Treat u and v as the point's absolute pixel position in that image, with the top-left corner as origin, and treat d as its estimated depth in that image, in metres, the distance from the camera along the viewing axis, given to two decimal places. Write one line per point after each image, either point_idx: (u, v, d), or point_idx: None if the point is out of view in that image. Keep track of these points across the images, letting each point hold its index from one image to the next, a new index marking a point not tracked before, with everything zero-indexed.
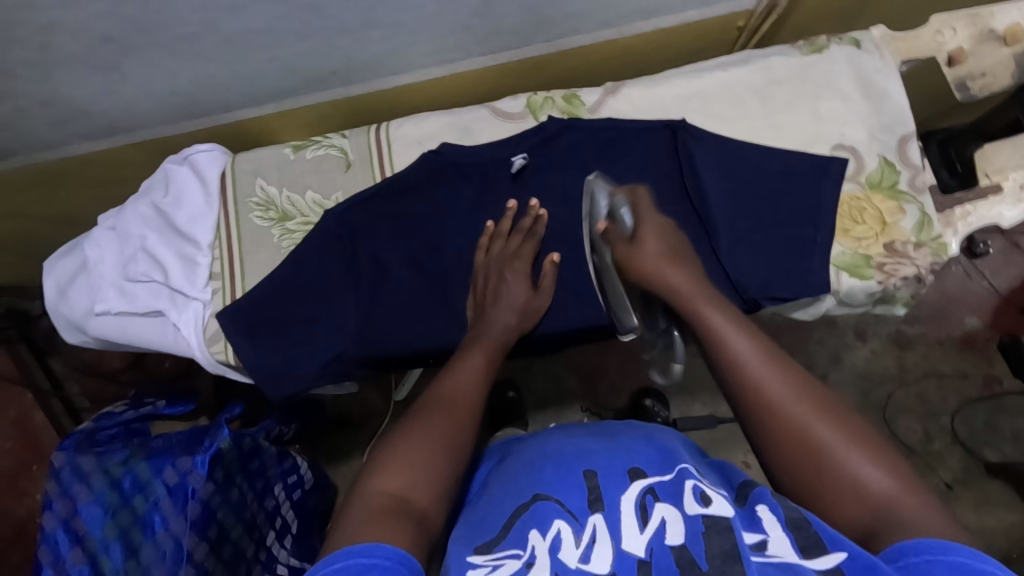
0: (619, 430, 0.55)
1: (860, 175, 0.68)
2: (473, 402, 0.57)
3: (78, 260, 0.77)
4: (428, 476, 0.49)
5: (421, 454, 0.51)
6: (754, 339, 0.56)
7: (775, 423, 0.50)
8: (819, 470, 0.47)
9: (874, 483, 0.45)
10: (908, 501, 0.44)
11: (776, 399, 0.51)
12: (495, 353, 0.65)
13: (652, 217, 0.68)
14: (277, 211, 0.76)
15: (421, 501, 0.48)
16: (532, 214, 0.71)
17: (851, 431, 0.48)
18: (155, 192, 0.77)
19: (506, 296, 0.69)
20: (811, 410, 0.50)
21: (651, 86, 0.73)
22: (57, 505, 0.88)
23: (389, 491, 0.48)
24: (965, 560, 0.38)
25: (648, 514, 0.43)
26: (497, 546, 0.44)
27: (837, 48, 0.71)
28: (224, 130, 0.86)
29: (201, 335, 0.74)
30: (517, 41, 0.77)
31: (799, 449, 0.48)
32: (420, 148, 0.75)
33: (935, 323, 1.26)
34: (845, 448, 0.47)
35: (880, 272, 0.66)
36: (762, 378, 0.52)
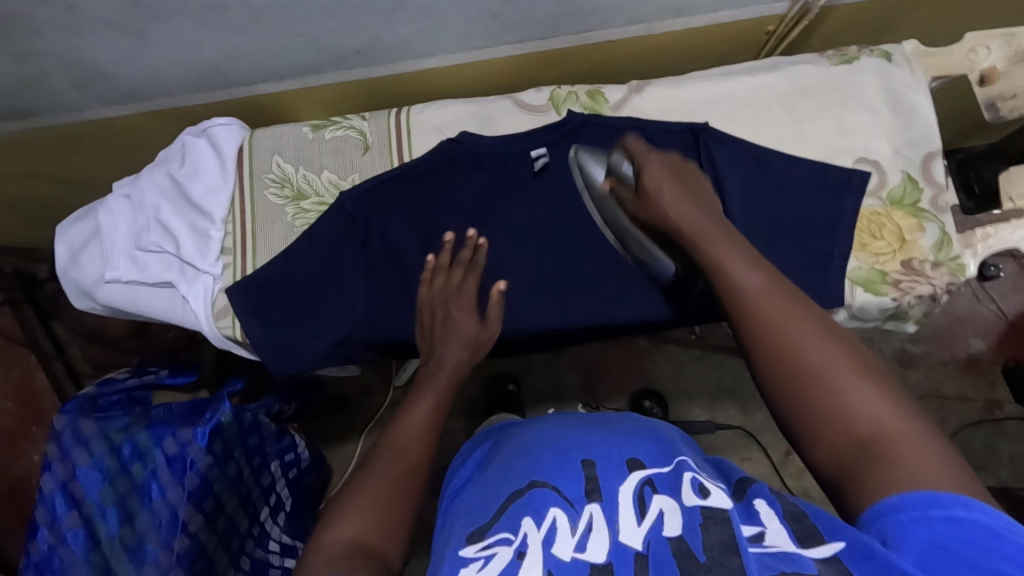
0: (618, 421, 0.56)
1: (882, 191, 0.68)
2: (420, 450, 0.57)
3: (90, 225, 0.77)
4: (379, 528, 0.50)
5: (368, 508, 0.51)
6: (762, 272, 0.52)
7: (775, 348, 0.47)
8: (817, 395, 0.44)
9: (872, 412, 0.42)
10: (910, 437, 0.40)
11: (776, 325, 0.48)
12: (445, 390, 0.63)
13: (652, 159, 0.64)
14: (293, 190, 0.76)
15: (374, 548, 0.49)
16: (471, 244, 0.69)
17: (854, 357, 0.45)
18: (171, 163, 0.77)
19: (455, 334, 0.67)
20: (813, 334, 0.46)
21: (677, 87, 0.72)
22: (56, 467, 0.89)
23: (342, 543, 0.48)
24: (965, 513, 0.36)
25: (645, 505, 0.43)
26: (488, 532, 0.45)
27: (867, 59, 0.71)
28: (244, 104, 0.85)
29: (209, 309, 0.74)
30: (544, 32, 0.76)
31: (798, 376, 0.45)
32: (440, 136, 0.75)
33: (941, 344, 1.25)
34: (843, 372, 0.44)
35: (894, 289, 0.65)
36: (768, 309, 0.49)
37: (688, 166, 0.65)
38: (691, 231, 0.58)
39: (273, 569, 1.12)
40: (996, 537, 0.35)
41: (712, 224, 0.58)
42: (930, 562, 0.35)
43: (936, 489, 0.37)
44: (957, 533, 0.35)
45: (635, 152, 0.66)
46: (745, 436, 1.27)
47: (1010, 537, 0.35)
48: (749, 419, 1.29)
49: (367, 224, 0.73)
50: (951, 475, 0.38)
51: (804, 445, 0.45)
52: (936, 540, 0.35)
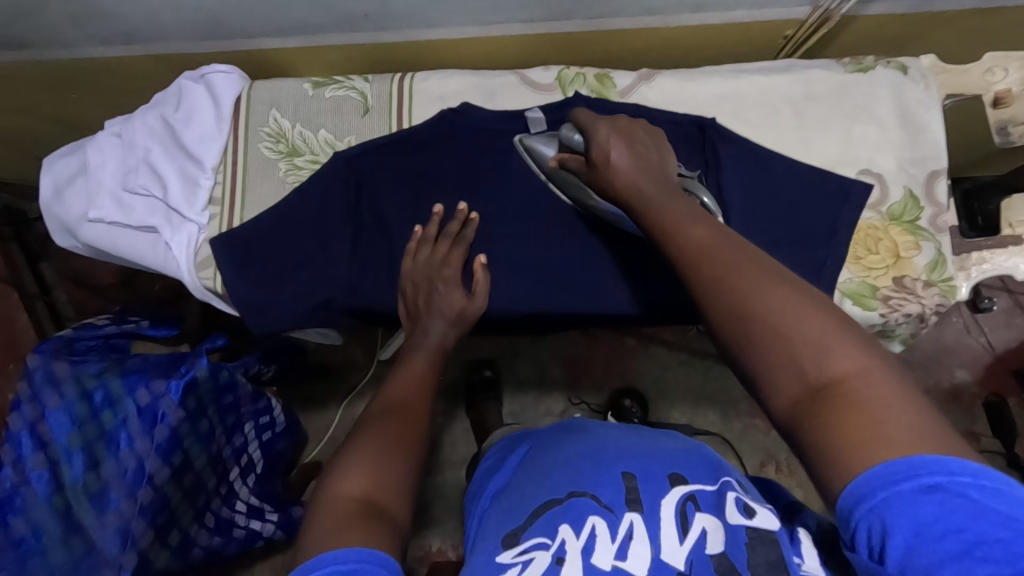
0: (659, 437, 0.55)
1: (882, 206, 0.66)
2: (420, 409, 0.58)
3: (78, 161, 0.75)
4: (391, 484, 0.50)
5: (374, 463, 0.50)
6: (712, 226, 0.51)
7: (730, 304, 0.45)
8: (773, 343, 0.42)
9: (832, 355, 0.41)
10: (873, 377, 0.39)
11: (731, 281, 0.46)
12: (432, 361, 0.65)
13: (599, 127, 0.61)
14: (287, 145, 0.74)
15: (388, 500, 0.48)
16: (459, 219, 0.69)
17: (813, 308, 0.43)
18: (165, 106, 0.75)
19: (442, 303, 0.68)
20: (769, 287, 0.45)
21: (686, 80, 0.71)
22: (26, 407, 0.88)
23: (351, 498, 0.47)
24: (932, 481, 0.34)
25: (688, 522, 0.44)
26: (522, 536, 0.46)
27: (882, 71, 0.69)
28: (246, 57, 0.83)
29: (191, 258, 0.72)
30: (558, 13, 0.75)
31: (750, 325, 0.44)
32: (441, 106, 0.73)
33: (924, 371, 1.25)
34: (802, 324, 0.42)
35: (884, 305, 0.64)
36: (718, 263, 0.47)
37: (639, 125, 0.64)
38: (642, 199, 0.56)
39: (237, 530, 1.12)
40: (968, 506, 0.33)
41: (663, 186, 0.57)
42: (908, 553, 0.33)
43: (897, 457, 0.35)
44: (929, 507, 0.34)
45: (583, 122, 0.65)
46: (722, 444, 1.27)
47: (981, 503, 0.33)
48: (727, 427, 1.29)
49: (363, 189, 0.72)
50: (919, 421, 0.37)
51: (765, 397, 0.43)
52: (910, 524, 0.34)
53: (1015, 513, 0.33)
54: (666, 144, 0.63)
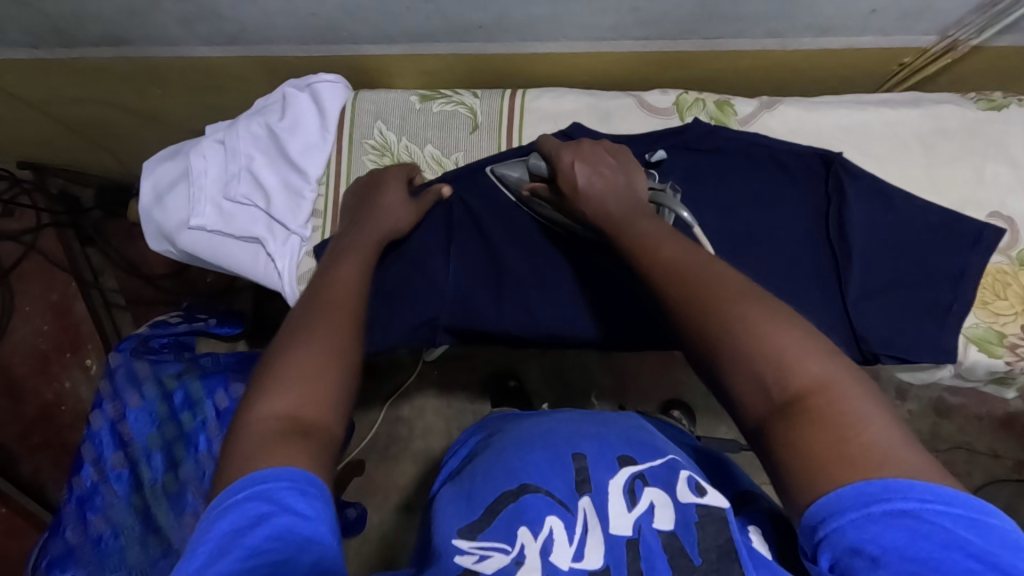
0: (604, 417, 0.55)
1: (1011, 250, 0.65)
2: (348, 308, 0.52)
3: (180, 166, 0.74)
4: (320, 392, 0.44)
5: (306, 370, 0.45)
6: (680, 243, 0.50)
7: (699, 313, 0.44)
8: (739, 358, 0.41)
9: (797, 368, 0.39)
10: (841, 391, 0.38)
11: (701, 290, 0.45)
12: (366, 253, 0.60)
13: (561, 155, 0.61)
14: (392, 159, 0.73)
15: (314, 414, 0.43)
16: (435, 193, 0.68)
17: (781, 322, 0.42)
18: (270, 113, 0.73)
19: (382, 206, 0.65)
20: (737, 299, 0.43)
21: (810, 110, 0.69)
22: (107, 406, 0.88)
23: (275, 415, 0.42)
24: (905, 506, 0.33)
25: (636, 496, 0.45)
26: (480, 534, 0.45)
27: (1016, 108, 0.67)
28: (344, 63, 0.81)
29: (293, 270, 0.71)
30: (676, 32, 0.72)
31: (716, 336, 0.43)
32: (554, 125, 0.71)
33: (978, 398, 1.23)
34: (771, 338, 0.41)
35: (1010, 352, 0.63)
36: (686, 277, 0.46)
37: (602, 146, 0.63)
38: (611, 217, 0.56)
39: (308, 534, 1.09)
40: (939, 534, 0.33)
41: (632, 207, 0.57)
42: None
43: (871, 479, 0.34)
44: (901, 533, 0.33)
45: (548, 149, 0.65)
46: None
47: (953, 532, 0.33)
48: None
49: (405, 183, 0.67)
50: (891, 436, 0.36)
51: (736, 412, 0.42)
52: (874, 546, 0.33)
53: (991, 547, 0.33)
54: (633, 164, 0.62)
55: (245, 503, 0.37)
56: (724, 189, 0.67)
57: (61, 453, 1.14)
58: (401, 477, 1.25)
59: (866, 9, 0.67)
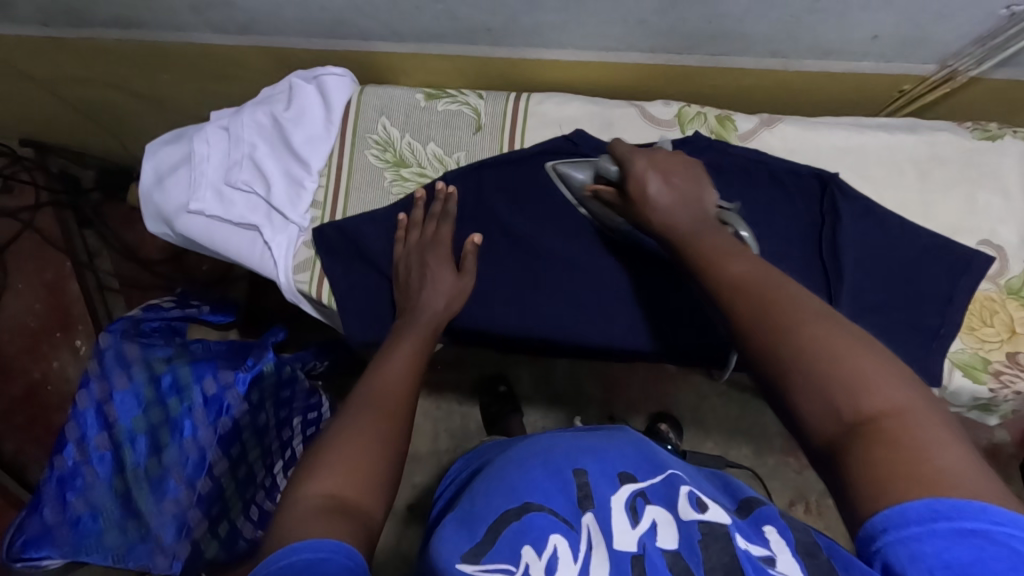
0: (605, 432, 0.54)
1: (1000, 278, 0.66)
2: (401, 400, 0.53)
3: (183, 151, 0.74)
4: (367, 477, 0.44)
5: (357, 454, 0.45)
6: (750, 262, 0.49)
7: (771, 330, 0.43)
8: (810, 378, 0.40)
9: (871, 390, 0.38)
10: (917, 416, 0.37)
11: (771, 306, 0.44)
12: (420, 344, 0.61)
13: (637, 160, 0.60)
14: (394, 155, 0.73)
15: (359, 496, 0.43)
16: (471, 249, 0.68)
17: (857, 340, 0.41)
18: (276, 103, 0.74)
19: (432, 282, 0.66)
20: (811, 317, 0.42)
21: (809, 129, 0.70)
22: (94, 386, 0.87)
23: (322, 493, 0.42)
24: (974, 525, 0.32)
25: (638, 514, 0.45)
26: (485, 557, 0.43)
27: (1010, 140, 0.68)
28: (354, 58, 0.82)
29: (289, 260, 0.72)
30: (681, 46, 0.73)
31: (790, 354, 0.41)
32: (557, 131, 0.72)
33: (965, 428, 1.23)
34: (845, 355, 0.40)
35: (994, 379, 0.64)
36: (756, 294, 0.45)
37: (675, 155, 0.62)
38: (680, 230, 0.56)
39: None
40: (1007, 557, 0.32)
41: (699, 220, 0.57)
42: None
43: (940, 496, 0.33)
44: (967, 551, 0.32)
45: (620, 153, 0.63)
46: (753, 479, 1.22)
47: (1022, 555, 0.32)
48: (760, 462, 1.24)
49: (450, 262, 0.68)
50: (962, 461, 0.35)
51: (800, 434, 0.41)
52: (936, 562, 0.32)
53: None
54: (706, 179, 0.61)
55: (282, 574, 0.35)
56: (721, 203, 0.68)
57: (41, 433, 1.13)
58: None
59: (868, 34, 0.68)
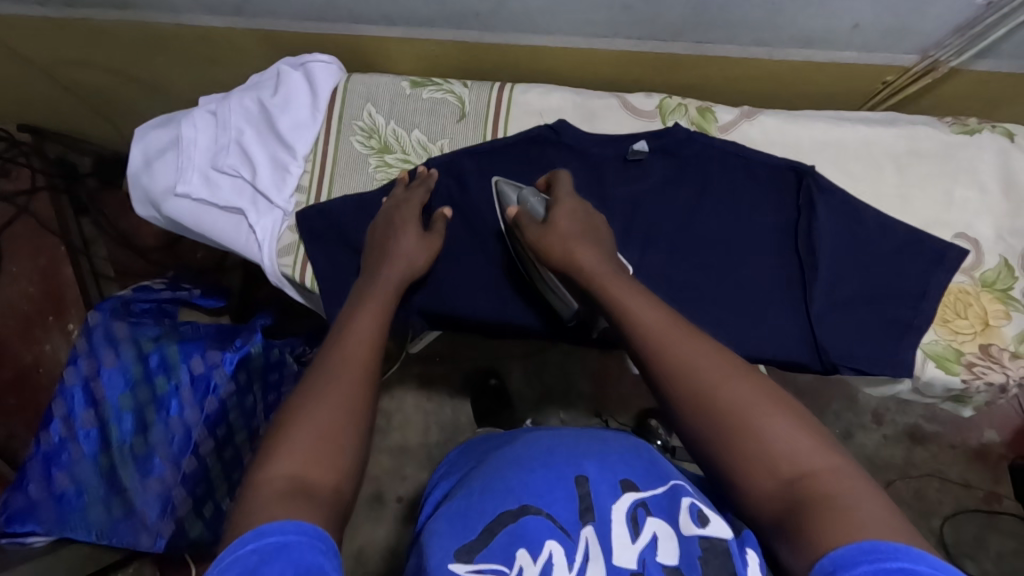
0: (606, 434, 0.52)
1: (975, 271, 0.66)
2: (363, 364, 0.52)
3: (171, 134, 0.75)
4: (333, 451, 0.45)
5: (321, 428, 0.46)
6: (661, 308, 0.52)
7: (693, 389, 0.46)
8: (737, 441, 0.43)
9: (792, 448, 0.42)
10: (833, 468, 0.41)
11: (690, 363, 0.47)
12: (385, 300, 0.60)
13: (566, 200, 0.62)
14: (379, 142, 0.74)
15: (324, 473, 0.44)
16: (442, 219, 0.68)
17: (771, 397, 0.45)
18: (263, 89, 0.75)
19: (404, 233, 0.66)
20: (726, 375, 0.46)
21: (790, 122, 0.71)
22: (82, 363, 0.89)
23: (289, 473, 0.43)
24: (915, 567, 0.34)
25: (640, 526, 0.43)
26: (478, 555, 0.43)
27: (988, 135, 0.69)
28: (345, 42, 0.83)
29: (273, 244, 0.73)
30: (666, 33, 0.74)
31: (716, 417, 0.44)
32: (540, 120, 0.73)
33: (954, 427, 1.21)
34: (763, 415, 0.44)
35: (967, 371, 0.64)
36: (670, 351, 0.48)
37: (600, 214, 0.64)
38: (587, 272, 0.57)
39: None
40: None
41: (610, 262, 0.59)
42: None
43: (884, 540, 0.35)
44: None
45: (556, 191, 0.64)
46: None
47: None
48: None
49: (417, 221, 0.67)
50: (878, 504, 0.39)
51: (735, 492, 0.44)
52: None
53: None
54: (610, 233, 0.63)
55: (247, 559, 0.37)
56: (701, 192, 0.69)
57: (32, 416, 1.14)
58: (373, 467, 1.26)
59: (849, 22, 0.68)
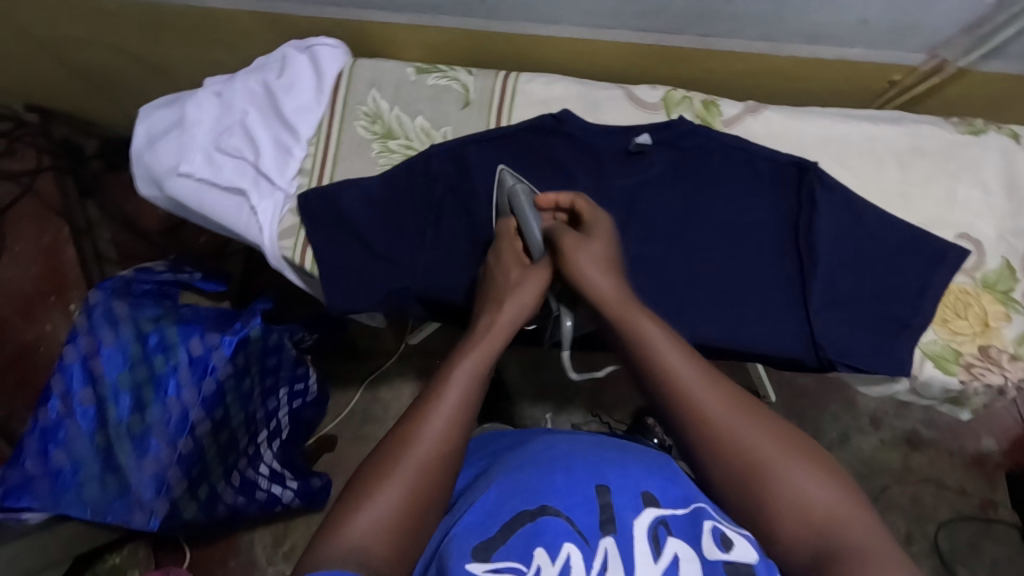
0: (621, 445, 0.54)
1: (976, 271, 0.66)
2: (450, 432, 0.49)
3: (176, 114, 0.76)
4: (405, 517, 0.44)
5: (399, 492, 0.45)
6: (693, 360, 0.54)
7: (722, 444, 0.49)
8: (762, 496, 0.47)
9: (814, 503, 0.46)
10: (850, 523, 0.45)
11: (718, 418, 0.50)
12: (490, 352, 0.56)
13: (596, 222, 0.63)
14: (382, 127, 0.74)
15: (390, 538, 0.43)
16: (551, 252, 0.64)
17: (796, 456, 0.48)
18: (268, 72, 0.75)
19: (514, 289, 0.62)
20: (752, 430, 0.50)
21: (793, 117, 0.71)
22: (82, 341, 0.90)
23: (364, 528, 0.43)
24: None
25: (660, 544, 0.43)
26: (495, 553, 0.42)
27: (993, 136, 0.69)
28: (350, 27, 0.83)
29: (274, 225, 0.73)
30: (673, 26, 0.73)
31: (744, 471, 0.48)
32: (544, 109, 0.73)
33: (952, 433, 1.20)
34: (786, 472, 0.47)
35: (965, 371, 0.64)
36: (701, 406, 0.51)
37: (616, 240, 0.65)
38: (612, 309, 0.59)
39: (259, 493, 1.06)
40: None
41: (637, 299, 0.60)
42: None
43: None
44: None
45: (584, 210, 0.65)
46: None
47: None
48: None
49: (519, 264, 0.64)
50: (889, 558, 0.42)
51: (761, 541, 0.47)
52: None
53: None
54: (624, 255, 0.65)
55: None
56: (702, 186, 0.69)
57: (32, 394, 1.12)
58: None
59: (857, 19, 0.68)
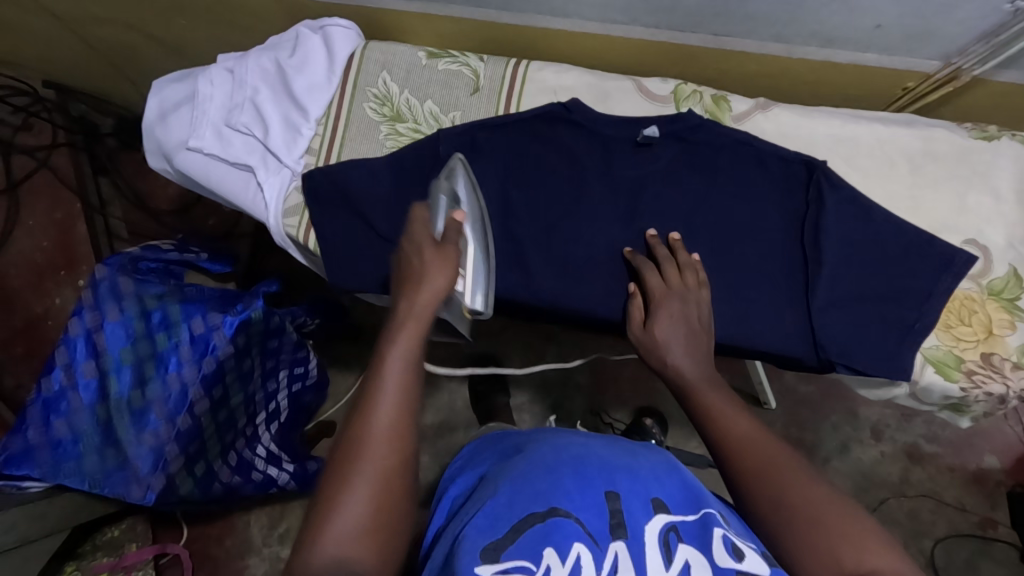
0: (634, 448, 0.53)
1: (982, 278, 0.65)
2: (395, 431, 0.46)
3: (188, 89, 0.76)
4: (374, 530, 0.43)
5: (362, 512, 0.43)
6: (751, 418, 0.54)
7: (773, 487, 0.48)
8: (808, 535, 0.44)
9: (862, 552, 0.43)
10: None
11: (769, 463, 0.49)
12: (420, 331, 0.52)
13: (666, 295, 0.63)
14: (392, 110, 0.75)
15: (363, 552, 0.42)
16: (455, 227, 0.60)
17: (843, 507, 0.46)
18: (281, 50, 0.75)
19: (432, 268, 0.56)
20: (802, 477, 0.48)
21: (804, 116, 0.70)
22: (87, 315, 0.90)
23: (333, 552, 0.42)
24: None
25: (671, 551, 0.43)
26: (504, 554, 0.41)
27: (1006, 142, 0.68)
28: (362, 14, 0.83)
29: (280, 203, 0.73)
30: (686, 24, 0.73)
31: (789, 513, 0.46)
32: (553, 98, 0.73)
33: (954, 450, 1.18)
34: (835, 517, 0.45)
35: (967, 378, 0.63)
36: (756, 454, 0.50)
37: (702, 311, 0.63)
38: (684, 381, 0.60)
39: (256, 473, 1.06)
40: None
41: (708, 371, 0.60)
42: None
43: None
44: None
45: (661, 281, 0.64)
46: None
47: None
48: None
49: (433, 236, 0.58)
50: None
51: None
52: None
53: None
54: (711, 326, 0.63)
55: None
56: (708, 182, 0.68)
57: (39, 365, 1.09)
58: None
59: (871, 23, 0.67)
